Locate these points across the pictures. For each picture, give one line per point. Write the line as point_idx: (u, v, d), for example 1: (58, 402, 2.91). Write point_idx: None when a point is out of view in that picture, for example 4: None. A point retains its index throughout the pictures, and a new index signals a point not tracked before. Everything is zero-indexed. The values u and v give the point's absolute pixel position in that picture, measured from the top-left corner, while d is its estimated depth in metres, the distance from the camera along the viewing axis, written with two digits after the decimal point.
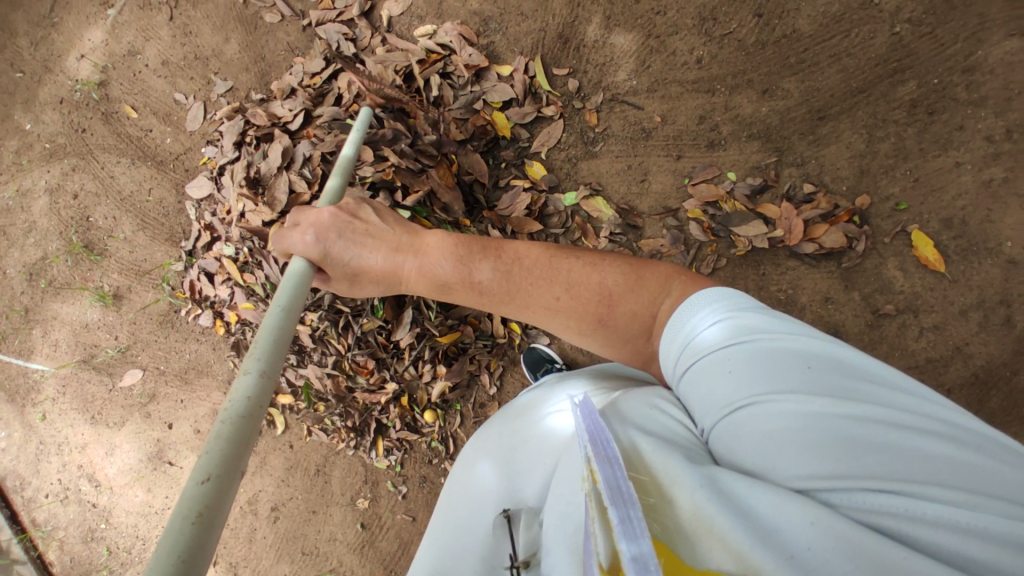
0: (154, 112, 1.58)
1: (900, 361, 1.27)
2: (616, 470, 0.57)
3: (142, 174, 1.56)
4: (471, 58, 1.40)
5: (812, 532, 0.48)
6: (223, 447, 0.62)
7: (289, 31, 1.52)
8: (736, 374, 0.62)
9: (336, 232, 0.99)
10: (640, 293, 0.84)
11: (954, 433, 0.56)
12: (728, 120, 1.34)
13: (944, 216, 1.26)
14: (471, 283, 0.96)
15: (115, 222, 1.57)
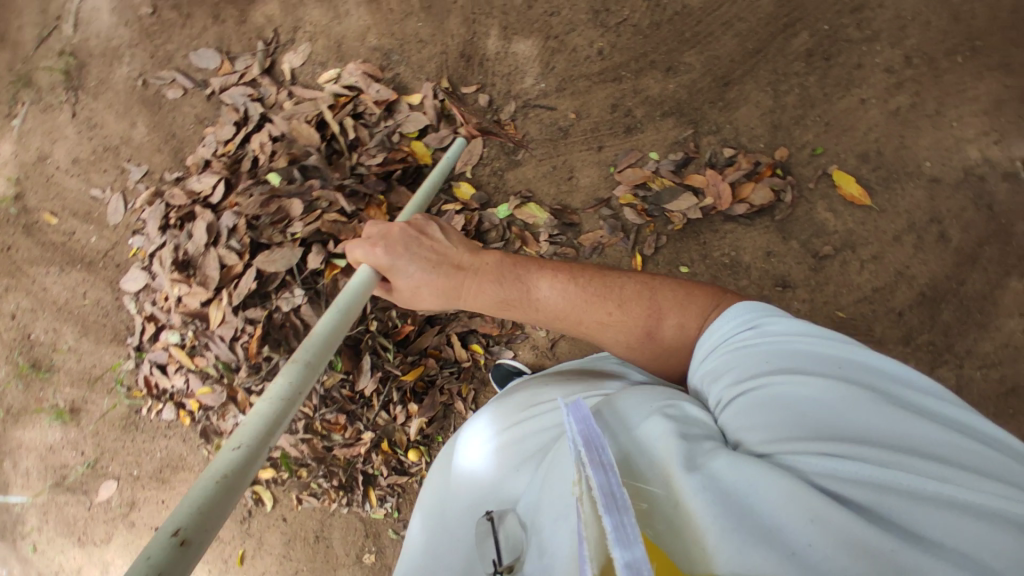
0: (74, 213, 1.54)
1: (849, 297, 1.31)
2: (613, 476, 0.55)
3: (75, 279, 1.52)
4: (379, 94, 1.41)
5: (813, 521, 0.49)
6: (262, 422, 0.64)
7: (194, 103, 1.50)
8: (755, 372, 0.65)
9: (404, 244, 0.96)
10: (687, 309, 0.85)
11: (960, 426, 0.59)
12: (640, 103, 1.37)
13: (860, 152, 1.31)
14: (522, 304, 0.97)
15: (57, 334, 1.52)
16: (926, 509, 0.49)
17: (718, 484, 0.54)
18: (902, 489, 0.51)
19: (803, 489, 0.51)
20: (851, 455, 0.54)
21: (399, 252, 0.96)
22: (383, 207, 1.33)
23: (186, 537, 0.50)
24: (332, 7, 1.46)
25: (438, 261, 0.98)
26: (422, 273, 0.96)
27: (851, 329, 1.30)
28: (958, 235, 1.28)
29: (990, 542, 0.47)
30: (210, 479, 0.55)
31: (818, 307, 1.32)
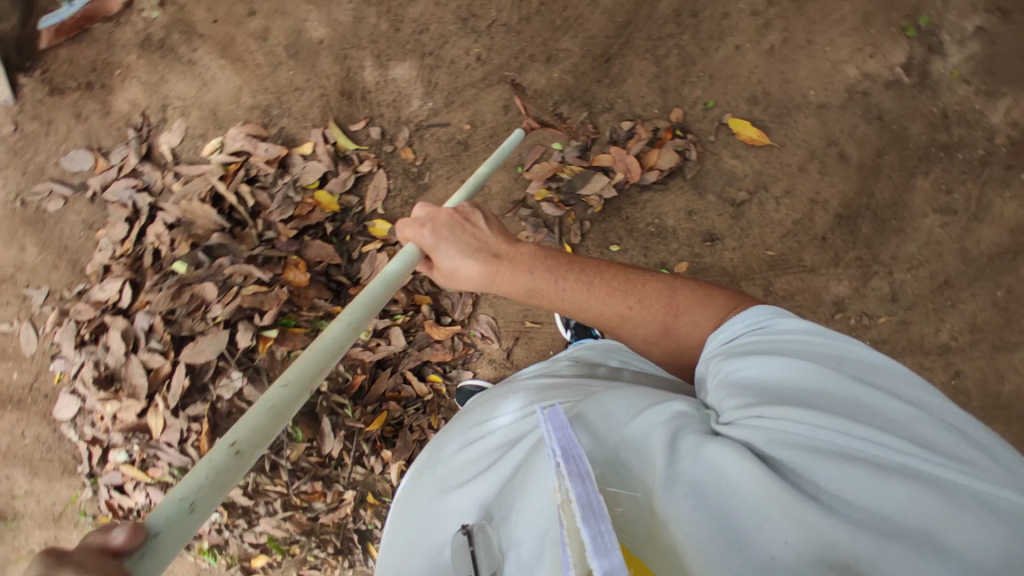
0: None
1: (772, 235, 1.36)
2: (590, 483, 0.50)
3: (8, 422, 1.43)
4: (268, 152, 1.36)
5: (784, 516, 0.50)
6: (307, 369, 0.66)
7: (79, 209, 1.43)
8: (751, 363, 0.65)
9: (449, 228, 0.95)
10: (706, 310, 0.84)
11: (946, 410, 0.58)
12: (531, 98, 1.37)
13: (748, 95, 1.34)
14: (549, 296, 0.93)
15: (10, 481, 1.44)
16: (898, 497, 0.50)
17: (697, 486, 0.54)
18: (879, 477, 0.51)
19: (776, 483, 0.52)
20: (832, 443, 0.54)
21: (444, 236, 0.95)
22: (302, 265, 1.31)
23: (240, 448, 0.55)
24: (195, 76, 1.39)
25: (477, 247, 0.95)
26: (463, 257, 0.94)
27: (781, 264, 1.36)
28: (857, 151, 1.32)
29: (953, 526, 0.48)
30: (261, 410, 0.59)
31: (746, 251, 1.37)
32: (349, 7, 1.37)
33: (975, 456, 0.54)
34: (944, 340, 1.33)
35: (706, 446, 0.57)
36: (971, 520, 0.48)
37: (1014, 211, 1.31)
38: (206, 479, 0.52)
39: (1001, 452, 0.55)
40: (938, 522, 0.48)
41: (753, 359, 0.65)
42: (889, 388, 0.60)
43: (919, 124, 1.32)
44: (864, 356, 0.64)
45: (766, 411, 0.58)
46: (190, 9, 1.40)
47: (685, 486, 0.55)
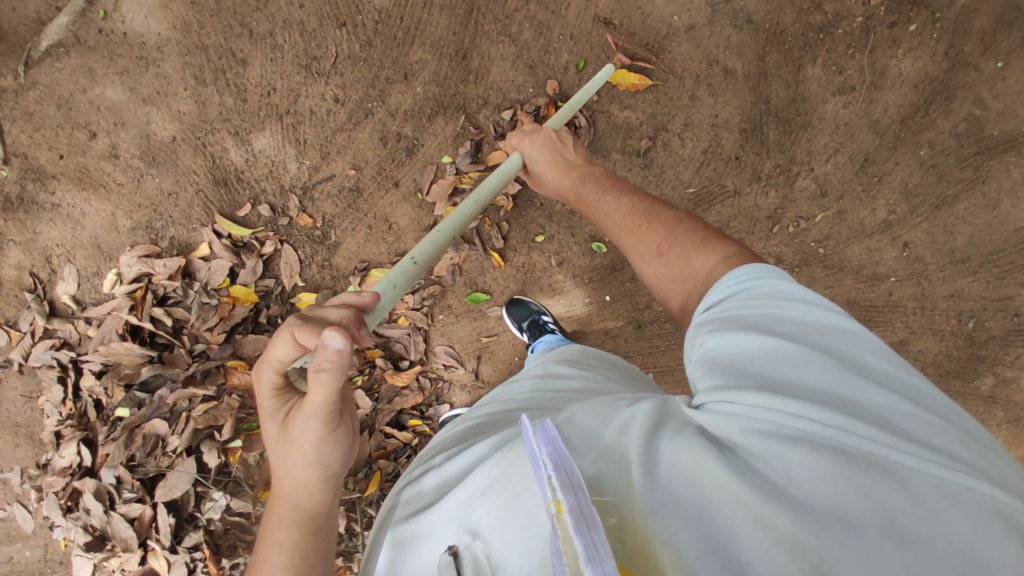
0: None
1: (687, 171, 1.31)
2: (582, 494, 0.47)
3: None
4: (167, 267, 1.31)
5: (756, 520, 0.47)
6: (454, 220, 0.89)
7: (13, 383, 1.40)
8: (730, 340, 0.58)
9: (543, 144, 1.09)
10: (706, 242, 0.76)
11: (924, 392, 0.54)
12: (404, 121, 1.30)
13: (615, 42, 1.28)
14: (590, 205, 0.98)
15: None
16: (868, 497, 0.47)
17: (673, 492, 0.51)
18: (851, 475, 0.48)
19: (748, 491, 0.49)
20: (810, 440, 0.49)
21: (539, 146, 1.09)
22: (243, 367, 1.28)
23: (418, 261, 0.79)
24: (63, 218, 1.35)
25: (561, 159, 1.08)
26: (547, 165, 1.07)
27: (706, 198, 1.31)
28: (739, 62, 1.28)
29: (919, 523, 0.46)
30: (429, 241, 0.83)
31: (667, 196, 1.32)
32: (187, 94, 1.30)
33: (949, 443, 0.50)
34: (884, 216, 1.31)
35: (683, 450, 0.53)
36: (937, 513, 0.46)
37: (912, 66, 1.27)
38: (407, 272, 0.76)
39: (973, 438, 0.52)
40: (904, 519, 0.46)
41: (735, 337, 0.58)
42: (867, 368, 0.55)
43: (790, 13, 1.27)
44: (843, 332, 0.58)
45: (744, 405, 0.53)
46: (33, 153, 1.33)
47: (665, 495, 0.51)
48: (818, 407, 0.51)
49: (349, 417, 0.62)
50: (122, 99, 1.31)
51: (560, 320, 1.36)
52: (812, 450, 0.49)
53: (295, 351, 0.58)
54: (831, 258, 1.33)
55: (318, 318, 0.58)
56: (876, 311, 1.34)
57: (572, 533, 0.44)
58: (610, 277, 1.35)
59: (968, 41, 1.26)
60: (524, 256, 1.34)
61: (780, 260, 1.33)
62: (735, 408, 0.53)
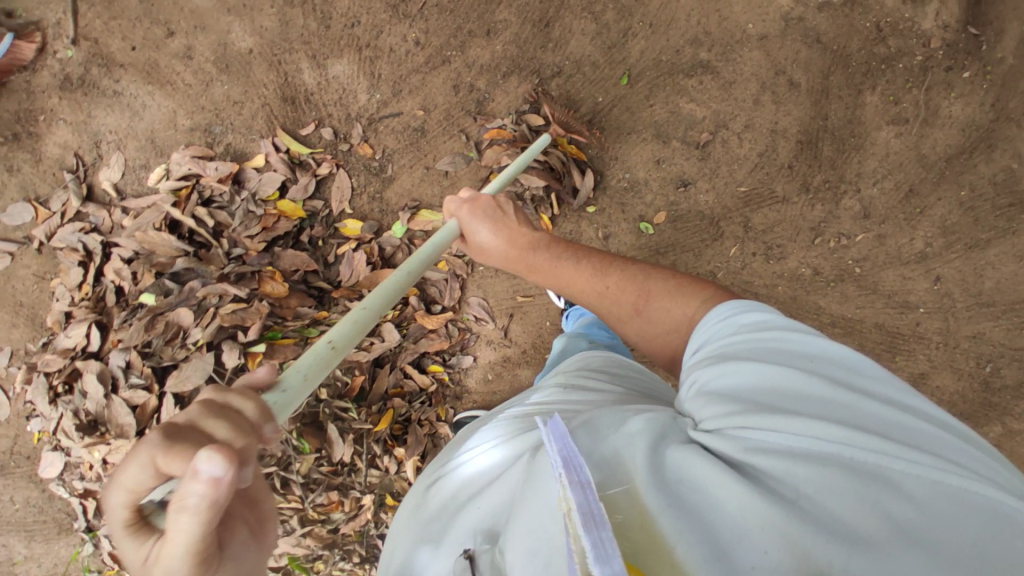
0: None
1: (741, 170, 1.36)
2: (592, 492, 0.45)
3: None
4: (218, 171, 1.30)
5: (764, 527, 0.46)
6: (380, 299, 0.74)
7: (28, 262, 1.37)
8: (726, 370, 0.59)
9: (486, 209, 1.03)
10: (675, 298, 0.82)
11: (927, 411, 0.55)
12: (479, 74, 1.34)
13: (691, 37, 1.34)
14: (545, 272, 0.98)
15: (9, 548, 1.46)
16: (879, 508, 0.46)
17: (681, 495, 0.50)
18: (854, 484, 0.47)
19: (754, 496, 0.47)
20: (814, 450, 0.49)
21: (478, 215, 1.02)
22: (279, 276, 1.22)
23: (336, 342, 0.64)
24: (122, 106, 1.36)
25: (504, 225, 1.02)
26: (488, 234, 1.01)
27: (755, 199, 1.36)
28: (804, 76, 1.35)
29: (924, 526, 0.45)
30: (349, 323, 0.68)
31: (718, 191, 1.36)
32: (271, 12, 1.34)
33: (950, 453, 0.50)
34: (920, 248, 1.37)
35: (693, 459, 0.52)
36: (946, 518, 0.45)
37: (961, 110, 1.35)
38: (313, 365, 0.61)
39: (977, 448, 0.52)
40: (910, 524, 0.45)
41: (730, 368, 0.59)
42: (861, 382, 0.56)
43: (856, 41, 1.35)
44: (844, 355, 0.58)
45: (743, 419, 0.53)
46: (105, 40, 1.35)
47: (670, 501, 0.49)
48: (813, 421, 0.51)
49: (246, 539, 0.48)
50: (207, 4, 1.34)
51: None
52: (822, 466, 0.48)
53: (156, 479, 0.42)
54: (865, 279, 1.37)
55: (193, 436, 0.43)
56: (902, 339, 1.38)
57: (579, 532, 0.42)
58: (652, 259, 1.37)
59: (1013, 98, 1.35)
60: (573, 224, 1.36)
61: (817, 272, 1.37)
62: (739, 424, 0.53)
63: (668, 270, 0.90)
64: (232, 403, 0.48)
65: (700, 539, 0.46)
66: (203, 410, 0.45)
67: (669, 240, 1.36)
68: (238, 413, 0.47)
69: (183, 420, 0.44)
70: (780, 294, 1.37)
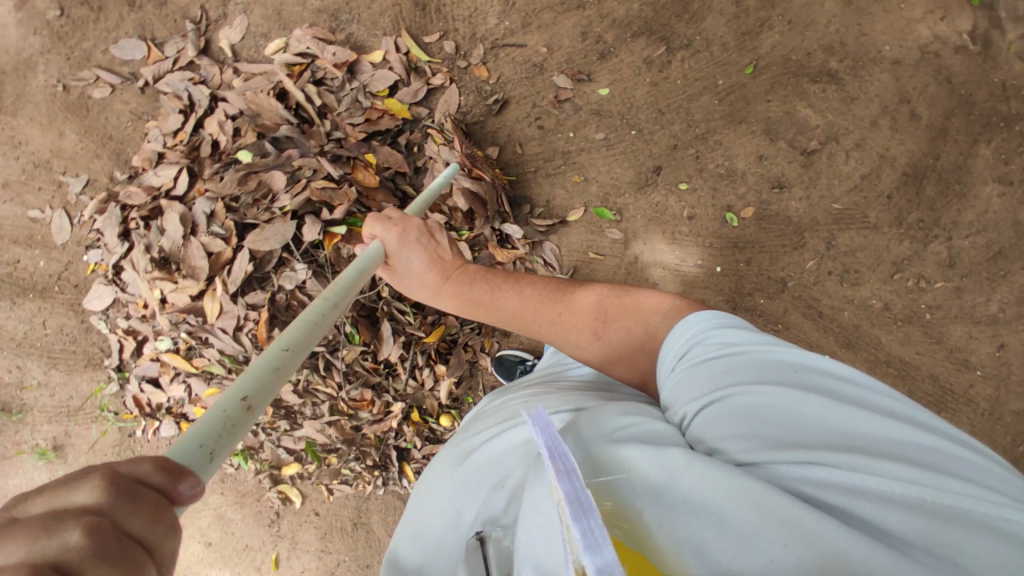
0: (12, 239, 1.36)
1: (840, 187, 1.35)
2: (578, 480, 0.46)
3: (29, 310, 1.36)
4: (336, 56, 1.31)
5: (795, 532, 0.46)
6: (300, 336, 0.64)
7: (127, 99, 1.37)
8: (724, 393, 0.60)
9: (418, 235, 1.00)
10: (632, 318, 0.88)
11: (937, 426, 0.58)
12: (609, 27, 1.34)
13: (825, 44, 1.34)
14: (492, 303, 1.02)
15: (22, 371, 1.36)
16: (910, 520, 0.47)
17: (702, 498, 0.50)
18: (881, 500, 0.48)
19: (783, 498, 0.48)
20: (836, 466, 0.51)
21: (409, 244, 0.99)
22: (371, 167, 1.23)
23: (252, 402, 0.52)
24: None
25: (436, 257, 1.01)
26: (421, 265, 1.00)
27: (846, 219, 1.35)
28: (925, 111, 1.34)
29: (952, 539, 0.46)
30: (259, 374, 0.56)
31: (813, 202, 1.35)
32: None
33: (959, 469, 0.52)
34: (993, 311, 1.35)
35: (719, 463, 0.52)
36: (978, 533, 0.47)
37: None
38: (220, 431, 0.48)
39: (992, 463, 0.55)
40: (931, 539, 0.46)
41: (726, 392, 0.60)
42: (861, 402, 0.59)
43: (985, 90, 1.34)
44: (847, 376, 0.61)
45: (754, 440, 0.55)
46: None
47: (684, 497, 0.50)
48: (829, 446, 0.53)
49: None
50: None
51: (668, 269, 1.36)
52: (843, 482, 0.50)
53: None
54: (932, 326, 1.36)
55: None
56: (952, 396, 1.36)
57: (569, 522, 0.43)
58: (729, 251, 1.35)
59: None
60: (661, 196, 1.35)
61: (887, 307, 1.36)
62: (751, 443, 0.55)
63: (615, 286, 0.97)
64: (135, 527, 0.34)
65: (701, 537, 0.48)
66: (91, 548, 0.31)
67: (750, 237, 1.35)
68: (136, 547, 0.33)
69: (49, 560, 0.30)
70: (845, 319, 1.36)
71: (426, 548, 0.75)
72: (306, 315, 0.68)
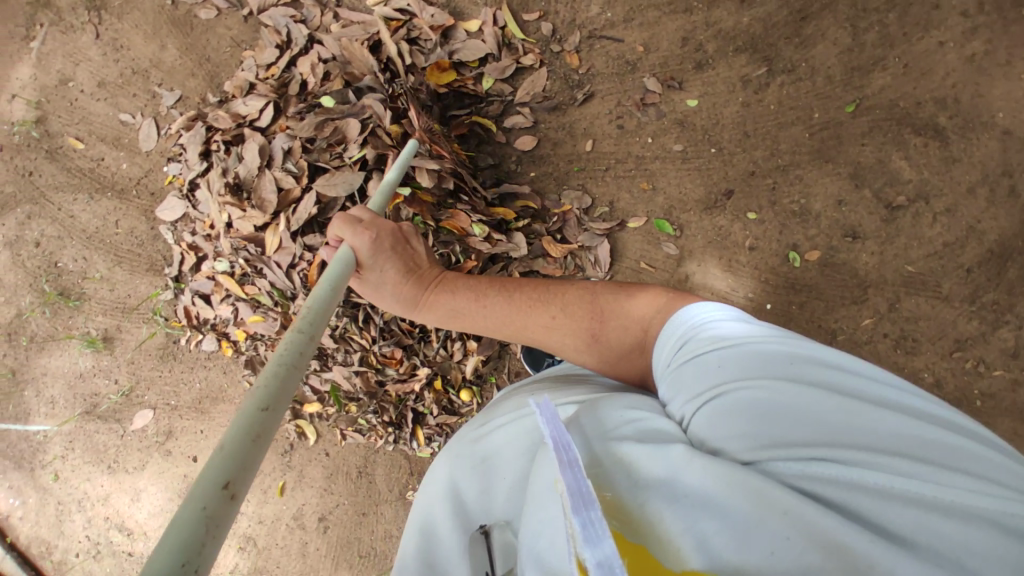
0: (101, 138, 1.44)
1: (918, 250, 1.28)
2: (579, 470, 0.49)
3: (105, 208, 1.44)
4: (434, 19, 1.30)
5: (791, 524, 0.47)
6: (278, 388, 0.58)
7: (230, 24, 1.41)
8: (718, 389, 0.61)
9: (392, 241, 0.96)
10: (630, 315, 0.87)
11: (936, 414, 0.58)
12: (713, 37, 1.29)
13: (938, 97, 1.26)
14: (471, 314, 1.00)
15: (87, 263, 1.45)
16: (907, 517, 0.48)
17: (700, 491, 0.50)
18: (879, 497, 0.49)
19: (779, 490, 0.49)
20: (834, 462, 0.52)
21: (382, 250, 0.94)
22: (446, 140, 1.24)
23: (236, 488, 0.48)
24: None
25: (411, 264, 0.99)
26: (395, 273, 0.97)
27: (916, 284, 1.28)
28: None
29: (952, 536, 0.47)
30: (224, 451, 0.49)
31: (885, 260, 1.29)
32: None
33: (963, 461, 0.53)
34: None
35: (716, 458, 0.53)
36: (978, 529, 0.47)
37: None
38: (200, 534, 0.44)
39: (993, 449, 0.55)
40: (931, 532, 0.47)
41: (720, 388, 0.61)
42: (864, 396, 0.59)
43: None
44: (847, 369, 0.62)
45: (750, 435, 0.55)
46: None
47: (684, 488, 0.51)
48: (825, 441, 0.54)
49: None
50: None
51: (717, 297, 1.32)
52: (839, 477, 0.50)
53: None
54: (980, 414, 1.29)
55: None
56: None
57: (569, 512, 0.46)
58: (784, 291, 1.31)
59: None
60: (727, 221, 1.31)
61: (938, 384, 1.29)
62: (746, 437, 0.56)
63: (610, 281, 0.96)
64: None
65: (701, 528, 0.48)
66: None
67: (810, 282, 1.31)
68: None
69: None
70: None
71: (431, 537, 0.74)
72: (279, 355, 0.62)
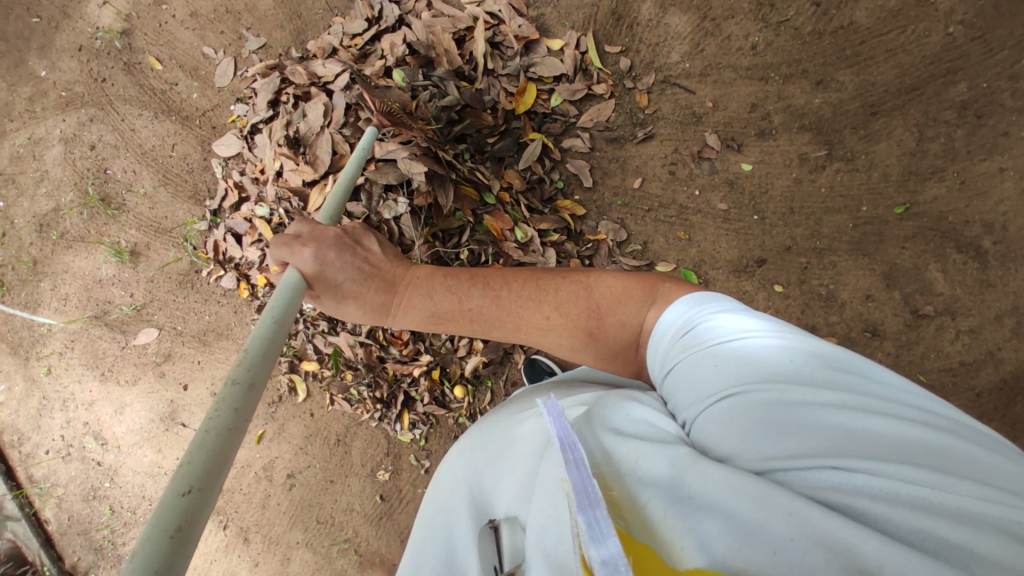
0: (180, 65, 1.49)
1: (934, 362, 1.28)
2: (584, 469, 0.51)
3: (166, 129, 1.49)
4: (521, 29, 1.34)
5: (795, 524, 0.48)
6: (205, 465, 0.54)
7: None
8: (719, 393, 0.62)
9: (337, 251, 0.94)
10: (628, 310, 0.85)
11: (930, 416, 0.60)
12: (782, 110, 1.32)
13: (986, 220, 1.27)
14: (455, 312, 0.98)
15: (134, 176, 1.50)
16: (909, 520, 0.49)
17: (702, 494, 0.52)
18: (882, 502, 0.50)
19: (781, 493, 0.50)
20: (836, 469, 0.53)
21: (330, 259, 0.92)
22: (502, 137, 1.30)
23: None
24: None
25: (368, 269, 0.97)
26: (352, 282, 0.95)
27: None
28: None
29: (957, 540, 0.48)
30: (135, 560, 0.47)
31: (898, 364, 1.29)
32: None
33: (960, 465, 0.54)
34: None
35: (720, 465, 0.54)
36: (981, 530, 0.48)
37: None
38: None
39: (983, 448, 0.57)
40: (936, 537, 0.48)
41: (720, 390, 0.62)
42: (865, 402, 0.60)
43: None
44: (845, 378, 0.63)
45: (752, 438, 0.57)
46: None
47: (687, 490, 0.53)
48: (828, 448, 0.55)
49: None
50: None
51: None
52: (841, 482, 0.52)
53: None
54: None
55: None
56: None
57: (574, 509, 0.48)
58: None
59: None
60: (752, 288, 1.33)
61: None
62: (749, 438, 0.57)
63: (608, 269, 0.93)
64: None
65: (703, 529, 0.49)
66: None
67: None
68: None
69: None
70: None
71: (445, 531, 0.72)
72: (210, 418, 0.59)
